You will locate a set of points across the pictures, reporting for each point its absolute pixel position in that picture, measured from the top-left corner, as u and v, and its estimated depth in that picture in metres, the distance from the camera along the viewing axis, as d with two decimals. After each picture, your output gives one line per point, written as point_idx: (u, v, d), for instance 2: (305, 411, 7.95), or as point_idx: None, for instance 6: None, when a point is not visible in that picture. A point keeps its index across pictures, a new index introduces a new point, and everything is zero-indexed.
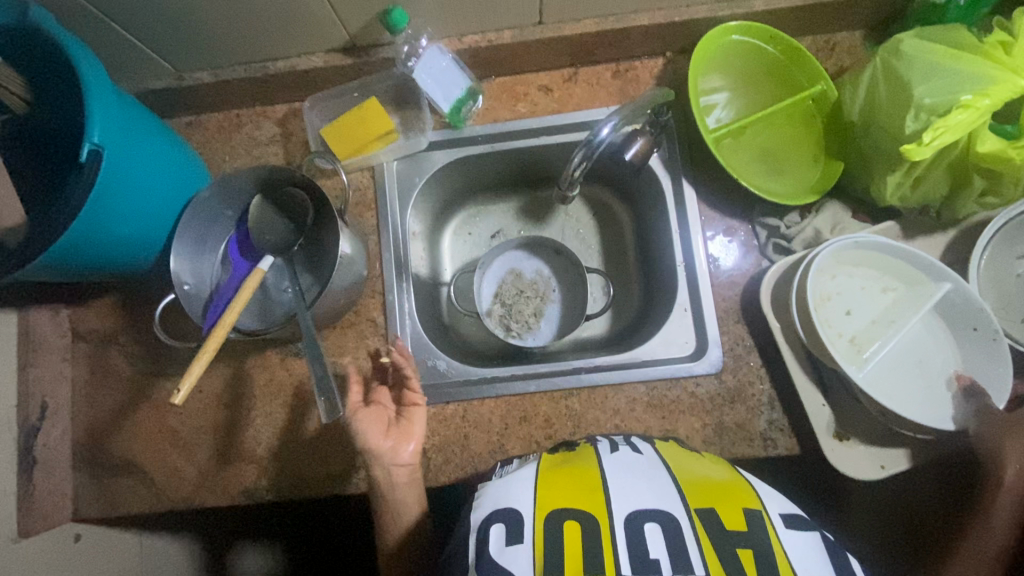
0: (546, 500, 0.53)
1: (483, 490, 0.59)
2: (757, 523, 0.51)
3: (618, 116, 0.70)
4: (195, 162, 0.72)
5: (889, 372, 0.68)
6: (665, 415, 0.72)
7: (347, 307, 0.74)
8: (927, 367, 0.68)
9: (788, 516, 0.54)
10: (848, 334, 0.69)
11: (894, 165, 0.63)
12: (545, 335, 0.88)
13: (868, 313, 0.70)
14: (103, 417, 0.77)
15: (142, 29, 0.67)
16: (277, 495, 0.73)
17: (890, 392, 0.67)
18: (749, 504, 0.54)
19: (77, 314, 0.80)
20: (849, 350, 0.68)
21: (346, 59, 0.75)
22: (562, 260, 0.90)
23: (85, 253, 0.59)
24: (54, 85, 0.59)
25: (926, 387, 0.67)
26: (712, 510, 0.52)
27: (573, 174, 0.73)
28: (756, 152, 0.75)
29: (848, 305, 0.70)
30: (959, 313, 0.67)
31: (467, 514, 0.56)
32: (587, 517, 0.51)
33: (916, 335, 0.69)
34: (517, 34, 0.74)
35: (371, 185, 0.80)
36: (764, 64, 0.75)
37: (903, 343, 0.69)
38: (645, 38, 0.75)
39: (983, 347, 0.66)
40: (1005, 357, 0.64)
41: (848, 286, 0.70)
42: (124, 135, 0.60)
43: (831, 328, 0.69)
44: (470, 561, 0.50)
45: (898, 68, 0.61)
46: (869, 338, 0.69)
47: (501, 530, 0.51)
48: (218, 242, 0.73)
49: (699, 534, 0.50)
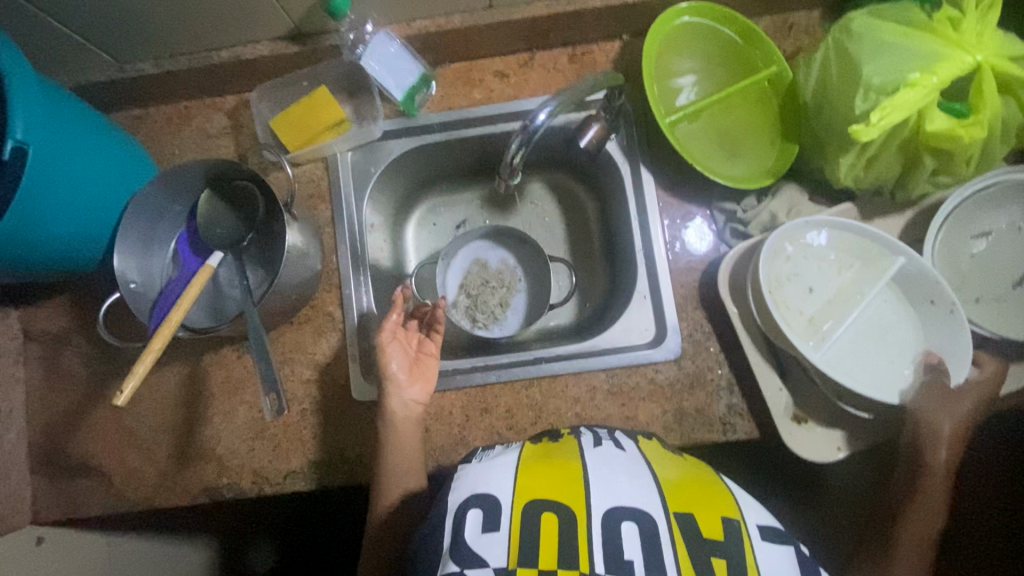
0: (526, 489, 0.53)
1: (462, 472, 0.58)
2: (733, 532, 0.53)
3: (554, 103, 0.66)
4: (140, 155, 0.69)
5: (848, 350, 0.68)
6: (625, 403, 0.71)
7: (302, 302, 0.73)
8: (887, 343, 0.68)
9: (764, 527, 0.55)
10: (808, 313, 0.68)
11: (847, 146, 0.63)
12: (510, 327, 0.87)
13: (828, 291, 0.69)
14: (58, 419, 0.76)
15: (76, 21, 0.65)
16: (237, 492, 0.72)
17: (850, 370, 0.67)
18: (728, 513, 0.55)
19: (28, 314, 0.78)
20: (809, 330, 0.68)
21: (292, 47, 0.73)
22: (525, 247, 0.89)
23: (21, 252, 0.58)
24: None
25: (886, 362, 0.67)
26: (692, 517, 0.53)
27: (512, 161, 0.72)
28: (713, 135, 0.74)
29: (807, 284, 0.69)
30: (914, 286, 0.67)
31: (443, 496, 0.56)
32: (564, 511, 0.51)
33: (875, 311, 0.69)
34: (468, 19, 0.72)
35: (325, 177, 0.78)
36: (720, 45, 0.74)
37: (863, 319, 0.68)
38: (599, 21, 0.73)
39: (942, 320, 0.66)
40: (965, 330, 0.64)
41: (806, 265, 0.69)
42: (54, 130, 0.58)
43: (791, 309, 0.68)
44: (445, 543, 0.50)
45: (850, 47, 0.60)
46: (828, 316, 0.68)
47: (477, 515, 0.51)
48: (167, 238, 0.72)
49: (675, 538, 0.51)
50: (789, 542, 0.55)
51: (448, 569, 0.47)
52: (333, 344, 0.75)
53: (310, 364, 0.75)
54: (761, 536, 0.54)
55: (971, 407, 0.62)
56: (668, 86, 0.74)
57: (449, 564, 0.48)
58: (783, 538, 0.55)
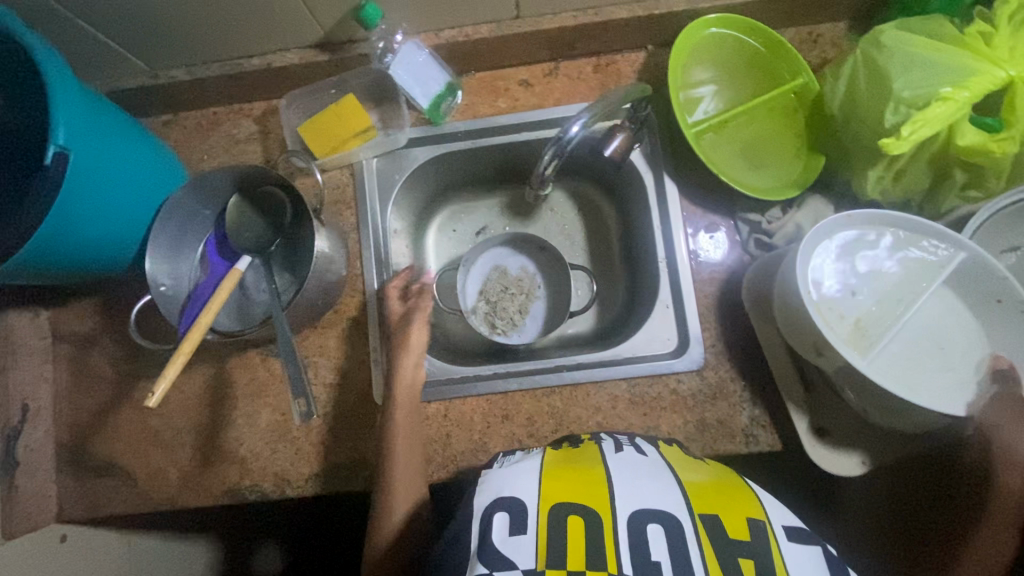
0: (551, 493, 0.53)
1: (486, 476, 0.58)
2: (759, 533, 0.52)
3: (589, 112, 0.69)
4: (172, 160, 0.71)
5: (900, 355, 0.62)
6: (647, 412, 0.71)
7: (326, 307, 0.74)
8: (947, 347, 0.62)
9: (792, 529, 0.54)
10: (853, 316, 0.64)
11: (875, 159, 0.63)
12: (530, 336, 0.87)
13: (876, 292, 0.64)
14: (84, 419, 0.77)
15: (113, 28, 0.67)
16: (260, 494, 0.73)
17: (905, 377, 0.61)
18: (753, 514, 0.54)
19: (58, 315, 0.79)
20: (856, 334, 0.63)
21: (321, 55, 0.74)
22: (545, 254, 0.89)
23: (56, 255, 0.59)
24: (20, 85, 0.58)
25: (947, 368, 0.61)
26: (716, 517, 0.53)
27: (544, 173, 0.73)
28: (738, 146, 0.74)
29: (852, 285, 0.64)
30: (974, 283, 0.62)
31: (467, 501, 0.55)
32: (591, 513, 0.51)
33: (931, 312, 0.63)
34: (495, 28, 0.73)
35: (350, 183, 0.79)
36: (746, 56, 0.74)
37: (917, 322, 0.63)
38: (624, 31, 0.74)
39: (1009, 320, 0.60)
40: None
41: (850, 265, 0.64)
42: (92, 136, 0.59)
43: (834, 312, 0.64)
44: (472, 547, 0.50)
45: (879, 60, 0.60)
46: (876, 319, 0.63)
47: (503, 518, 0.51)
48: (196, 241, 0.72)
49: (701, 538, 0.50)
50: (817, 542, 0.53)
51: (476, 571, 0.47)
52: (356, 349, 0.76)
53: (333, 369, 0.75)
54: (788, 538, 0.53)
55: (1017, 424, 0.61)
56: (692, 96, 0.74)
57: (478, 566, 0.47)
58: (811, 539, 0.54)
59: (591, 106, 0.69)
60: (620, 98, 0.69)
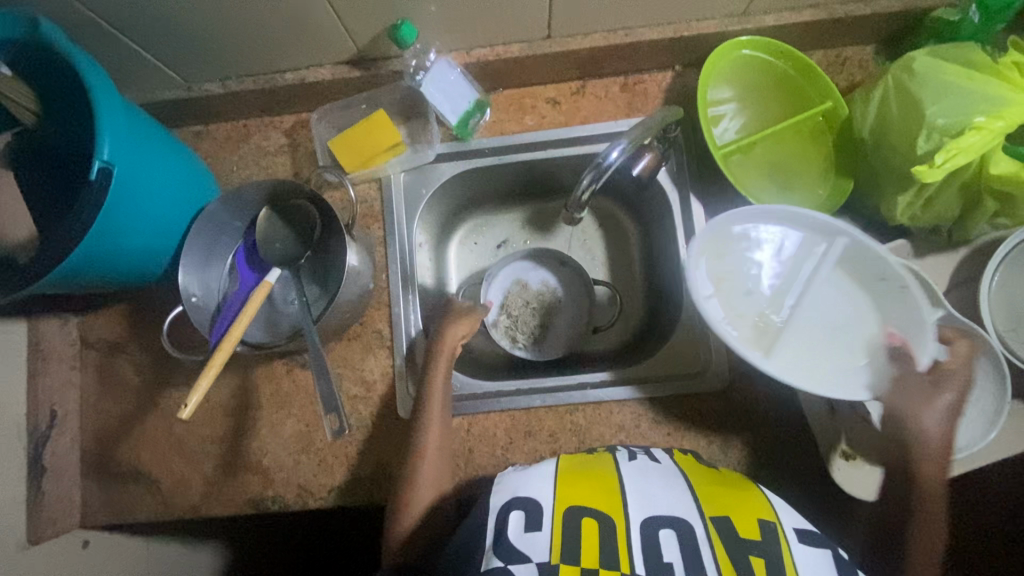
0: (566, 495, 0.55)
1: (501, 479, 0.60)
2: (770, 533, 0.53)
3: (627, 138, 0.69)
4: (204, 173, 0.72)
5: (801, 344, 0.67)
6: (670, 432, 0.71)
7: (353, 320, 0.75)
8: (845, 331, 0.66)
9: (802, 531, 0.54)
10: (753, 314, 0.68)
11: (906, 185, 0.63)
12: (554, 353, 0.86)
13: (773, 287, 0.68)
14: (110, 425, 0.77)
15: (153, 44, 0.68)
16: (284, 505, 0.73)
17: (809, 366, 0.65)
18: (764, 516, 0.55)
19: (86, 322, 0.80)
20: (759, 330, 0.67)
21: (354, 71, 0.75)
22: (561, 268, 0.90)
23: (95, 268, 0.60)
24: (65, 101, 0.60)
25: (846, 352, 0.65)
26: (727, 518, 0.54)
27: (581, 197, 0.72)
28: (765, 168, 0.74)
29: (751, 283, 0.69)
30: (860, 269, 0.67)
31: (485, 497, 0.58)
32: (603, 516, 0.53)
33: (825, 300, 0.68)
34: (526, 48, 0.74)
35: (378, 197, 0.80)
36: (774, 79, 0.75)
37: (813, 310, 0.67)
38: (653, 52, 0.75)
39: (894, 296, 0.65)
40: (918, 307, 0.64)
41: (747, 265, 0.69)
42: (133, 152, 0.60)
43: (736, 312, 0.68)
44: (488, 543, 0.51)
45: (911, 86, 0.61)
46: (773, 314, 0.68)
47: (519, 516, 0.53)
48: (225, 253, 0.73)
49: (712, 540, 0.52)
50: (827, 544, 0.54)
51: (492, 564, 0.49)
52: (381, 362, 0.76)
53: (358, 381, 0.76)
54: (799, 539, 0.54)
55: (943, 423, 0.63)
56: (719, 118, 0.75)
57: (494, 560, 0.49)
58: (821, 541, 0.54)
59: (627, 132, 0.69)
60: (658, 122, 0.69)
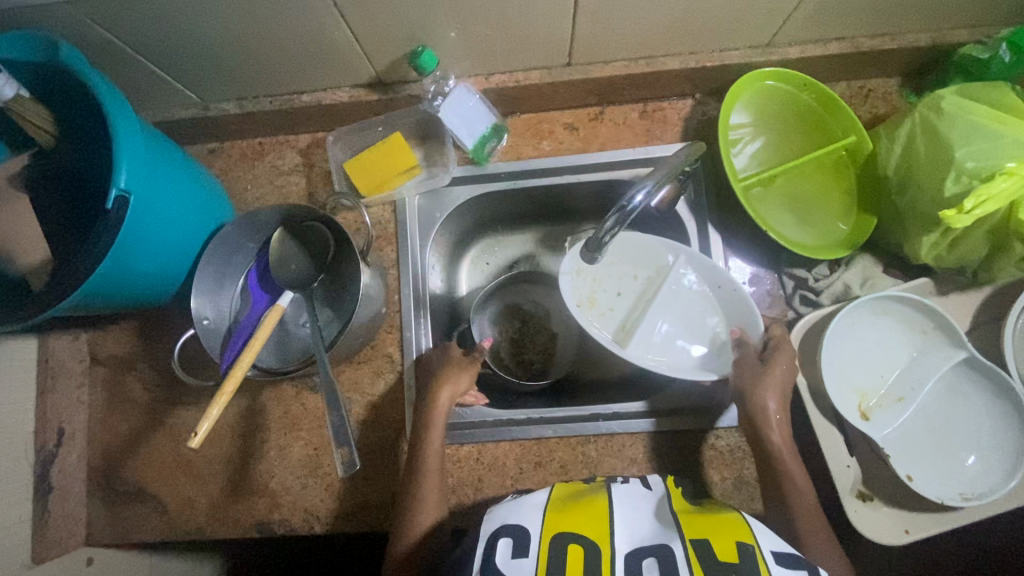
0: (555, 523, 0.53)
1: (495, 507, 0.59)
2: (748, 556, 0.50)
3: (653, 180, 0.64)
4: (217, 194, 0.71)
5: (657, 340, 0.74)
6: (684, 466, 0.70)
7: (364, 344, 0.74)
8: (694, 330, 0.74)
9: (782, 554, 0.51)
10: (617, 317, 0.76)
11: (931, 226, 0.62)
12: (567, 354, 0.88)
13: (632, 295, 0.76)
14: (117, 443, 0.77)
15: (171, 65, 0.68)
16: (289, 529, 0.72)
17: (661, 358, 0.73)
18: (743, 538, 0.52)
19: (95, 338, 0.79)
20: (620, 332, 0.75)
21: (371, 94, 0.75)
22: (539, 283, 0.89)
23: (108, 292, 0.59)
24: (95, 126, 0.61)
25: (694, 346, 0.73)
26: (705, 541, 0.51)
27: (603, 239, 0.68)
28: (786, 201, 0.73)
29: (614, 293, 0.77)
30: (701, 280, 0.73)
31: (478, 527, 0.57)
32: (589, 543, 0.51)
33: (678, 305, 0.74)
34: (545, 75, 0.73)
35: (393, 220, 0.79)
36: (797, 110, 0.73)
37: (668, 311, 0.75)
38: (674, 81, 0.74)
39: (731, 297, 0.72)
40: (748, 305, 0.70)
41: (608, 277, 0.77)
42: (149, 177, 0.59)
43: (603, 316, 0.76)
44: (475, 568, 0.50)
45: (940, 127, 0.60)
46: (634, 316, 0.76)
47: (507, 543, 0.52)
48: (238, 275, 0.73)
49: (691, 563, 0.49)
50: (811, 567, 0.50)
51: None
52: (390, 386, 0.75)
53: (367, 406, 0.75)
54: (778, 564, 0.50)
55: (923, 458, 0.66)
56: (737, 149, 0.74)
57: None
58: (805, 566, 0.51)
59: (652, 172, 0.65)
60: (682, 161, 0.65)
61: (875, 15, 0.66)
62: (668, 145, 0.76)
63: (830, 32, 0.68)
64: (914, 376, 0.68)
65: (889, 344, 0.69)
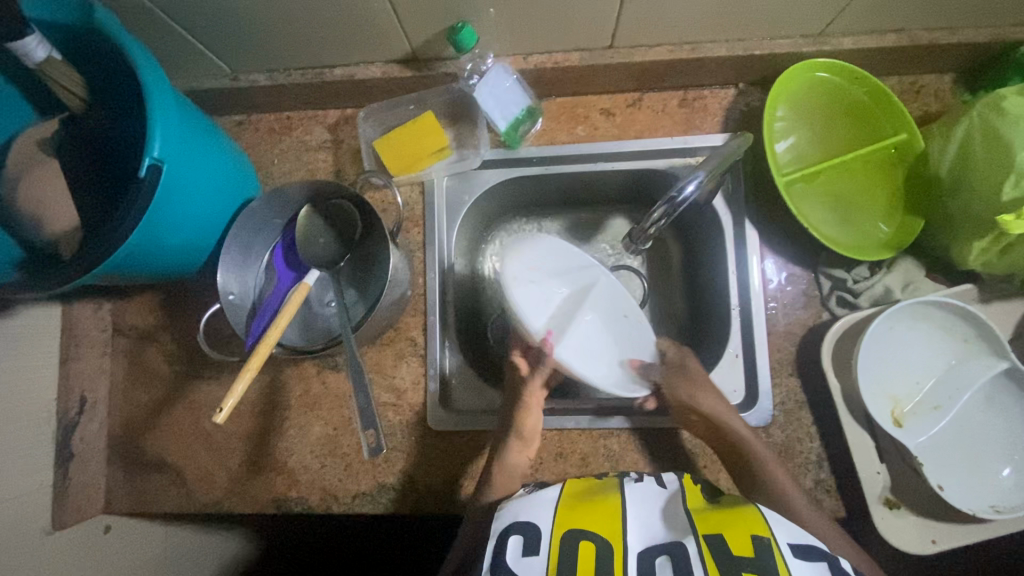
0: (566, 520, 0.53)
1: (505, 505, 0.58)
2: (763, 549, 0.49)
3: (704, 171, 0.63)
4: (244, 166, 0.70)
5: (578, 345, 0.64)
6: (709, 464, 0.69)
7: (388, 326, 0.73)
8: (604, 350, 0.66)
9: (802, 550, 0.50)
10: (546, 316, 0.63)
11: (982, 230, 0.60)
12: None
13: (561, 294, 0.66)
14: (137, 413, 0.77)
15: (204, 34, 0.66)
16: (305, 507, 0.72)
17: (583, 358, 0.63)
18: (758, 531, 0.51)
19: (119, 308, 0.79)
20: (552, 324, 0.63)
21: (406, 71, 0.73)
22: None
23: (136, 260, 0.58)
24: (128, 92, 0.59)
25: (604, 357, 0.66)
26: (718, 535, 0.50)
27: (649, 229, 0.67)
28: (828, 199, 0.71)
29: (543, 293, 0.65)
30: (613, 303, 0.68)
31: (490, 526, 0.56)
32: (601, 540, 0.51)
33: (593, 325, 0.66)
34: (586, 57, 0.71)
35: (420, 201, 0.78)
36: (846, 103, 0.71)
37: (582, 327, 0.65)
38: (717, 68, 0.71)
39: (629, 328, 0.68)
40: (649, 335, 0.69)
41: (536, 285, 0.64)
42: (181, 145, 0.58)
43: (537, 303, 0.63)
44: (486, 565, 0.50)
45: (1000, 127, 0.58)
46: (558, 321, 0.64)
47: (517, 541, 0.51)
48: (263, 249, 0.72)
49: (704, 559, 0.48)
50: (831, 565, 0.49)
51: None
52: (413, 369, 0.74)
53: (389, 387, 0.74)
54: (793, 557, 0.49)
55: (957, 468, 0.64)
56: (779, 144, 0.72)
57: None
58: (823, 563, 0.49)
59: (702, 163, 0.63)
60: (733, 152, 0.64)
61: (936, 7, 0.63)
62: (709, 136, 0.74)
63: (888, 23, 0.65)
64: (951, 386, 0.66)
65: (927, 351, 0.67)
